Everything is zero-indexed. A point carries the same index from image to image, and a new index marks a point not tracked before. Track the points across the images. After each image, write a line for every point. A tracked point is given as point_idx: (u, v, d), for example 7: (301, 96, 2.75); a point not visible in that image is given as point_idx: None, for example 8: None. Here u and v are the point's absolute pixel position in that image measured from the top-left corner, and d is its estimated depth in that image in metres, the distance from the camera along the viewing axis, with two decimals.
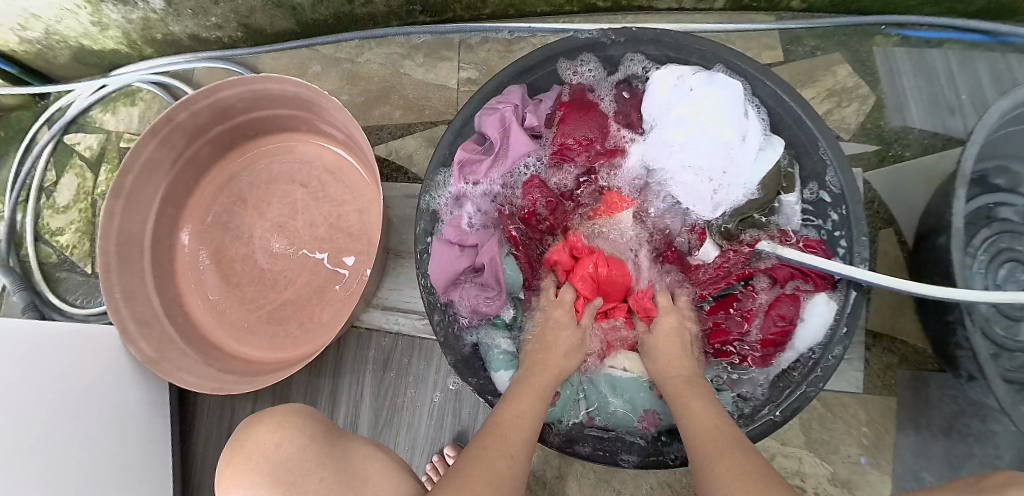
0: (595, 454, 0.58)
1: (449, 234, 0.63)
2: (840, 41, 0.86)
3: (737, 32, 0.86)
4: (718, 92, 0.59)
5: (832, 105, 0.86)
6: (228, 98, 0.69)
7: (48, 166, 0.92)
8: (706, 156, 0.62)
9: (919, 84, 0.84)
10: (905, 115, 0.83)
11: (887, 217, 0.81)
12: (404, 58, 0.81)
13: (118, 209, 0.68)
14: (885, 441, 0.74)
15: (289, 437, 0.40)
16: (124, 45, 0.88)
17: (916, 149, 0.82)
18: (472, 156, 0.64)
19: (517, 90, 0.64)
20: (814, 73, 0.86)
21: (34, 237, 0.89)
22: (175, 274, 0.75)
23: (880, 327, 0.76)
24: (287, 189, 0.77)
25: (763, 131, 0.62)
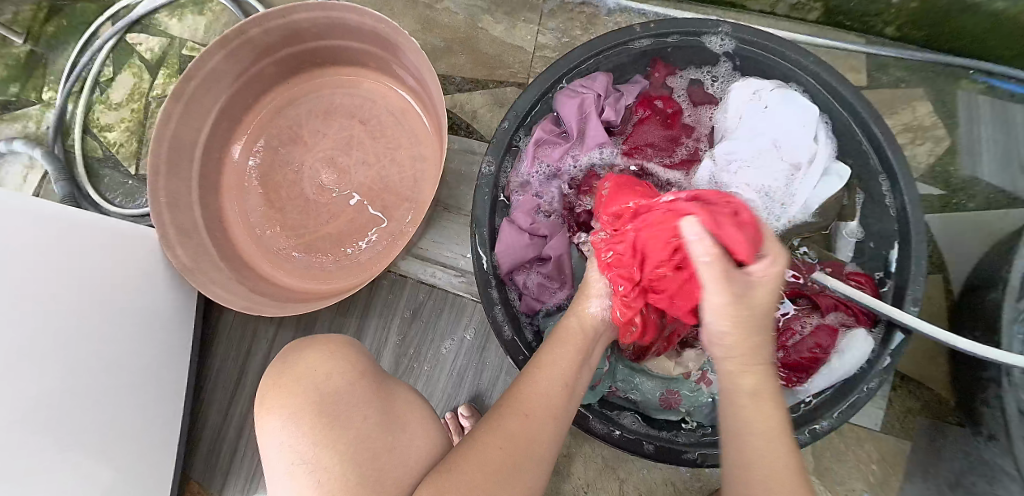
0: (623, 438, 0.53)
1: (519, 220, 0.60)
2: (928, 77, 0.82)
3: (823, 46, 0.83)
4: (793, 110, 0.58)
5: (904, 141, 0.83)
6: (303, 22, 0.68)
7: (106, 61, 0.91)
8: (772, 176, 0.59)
9: (995, 135, 0.80)
10: (976, 165, 0.80)
11: (938, 264, 0.79)
12: (482, 13, 0.80)
13: (176, 112, 0.67)
14: (892, 483, 0.73)
15: (338, 370, 0.40)
16: None
17: (980, 202, 0.78)
18: (547, 137, 0.62)
19: (601, 79, 0.62)
20: (894, 103, 0.83)
21: (82, 129, 0.88)
22: (220, 187, 0.74)
23: (908, 370, 0.74)
24: (344, 124, 0.76)
25: (828, 156, 0.60)
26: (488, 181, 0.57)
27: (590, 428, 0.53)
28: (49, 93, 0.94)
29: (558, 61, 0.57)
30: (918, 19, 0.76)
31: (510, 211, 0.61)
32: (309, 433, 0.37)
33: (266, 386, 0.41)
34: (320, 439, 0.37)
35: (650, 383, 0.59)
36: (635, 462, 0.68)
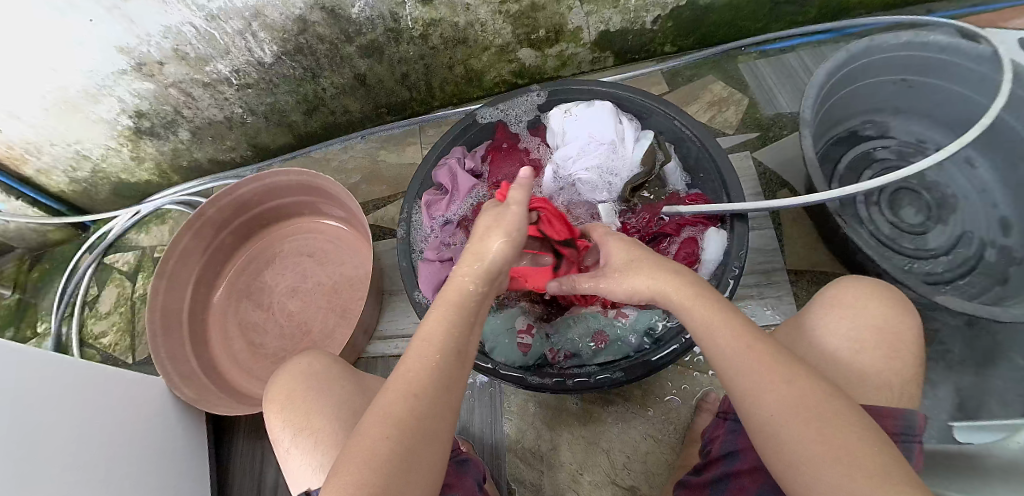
0: (550, 381, 0.63)
1: (429, 255, 0.76)
2: (713, 66, 1.08)
3: (630, 77, 1.08)
4: (594, 111, 0.77)
5: (713, 113, 1.05)
6: (246, 193, 0.90)
7: (90, 284, 1.10)
8: (599, 159, 0.77)
9: (781, 81, 1.05)
10: (775, 105, 1.03)
11: (781, 181, 0.97)
12: (379, 149, 1.07)
13: (161, 287, 0.85)
14: None
15: (312, 366, 0.59)
16: (155, 174, 1.11)
17: (791, 127, 1.01)
18: (434, 197, 0.79)
19: (458, 147, 0.83)
20: (694, 93, 1.07)
21: (79, 343, 1.03)
22: (207, 339, 0.90)
23: (802, 264, 0.87)
24: (297, 261, 0.95)
25: (635, 129, 0.79)
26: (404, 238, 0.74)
27: (529, 381, 0.62)
28: (43, 324, 1.10)
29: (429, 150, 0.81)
30: (681, 33, 1.03)
31: (423, 253, 0.76)
32: (296, 416, 0.55)
33: (275, 388, 0.59)
34: (308, 418, 0.55)
35: (576, 339, 0.73)
36: (611, 430, 0.76)
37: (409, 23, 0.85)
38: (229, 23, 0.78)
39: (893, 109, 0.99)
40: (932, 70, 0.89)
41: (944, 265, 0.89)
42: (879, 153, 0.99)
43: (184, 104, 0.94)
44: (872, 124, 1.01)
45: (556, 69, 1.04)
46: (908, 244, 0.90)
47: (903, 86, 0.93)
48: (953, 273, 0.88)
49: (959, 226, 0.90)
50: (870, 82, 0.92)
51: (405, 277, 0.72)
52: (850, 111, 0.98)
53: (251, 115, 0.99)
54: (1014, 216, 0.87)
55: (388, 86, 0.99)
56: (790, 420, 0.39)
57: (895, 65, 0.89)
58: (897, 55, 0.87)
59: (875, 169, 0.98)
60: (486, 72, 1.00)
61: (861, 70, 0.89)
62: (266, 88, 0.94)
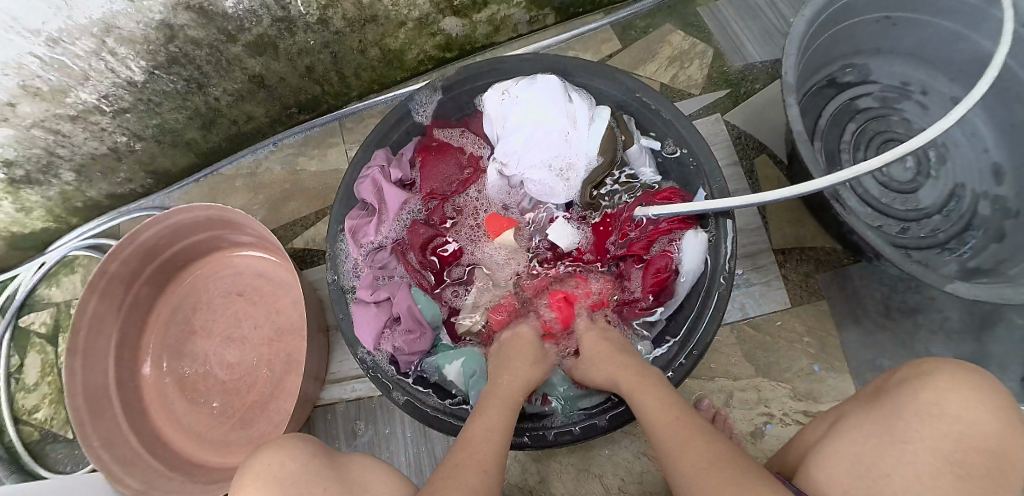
0: (532, 439, 0.58)
1: (363, 295, 0.66)
2: (668, 12, 0.93)
3: (572, 38, 0.92)
4: (538, 90, 0.64)
5: (675, 71, 0.91)
6: (149, 239, 0.77)
7: (10, 353, 0.97)
8: (550, 153, 0.66)
9: (748, 22, 0.91)
10: (743, 56, 0.90)
11: (757, 146, 0.86)
12: (298, 156, 0.91)
13: (78, 365, 0.73)
14: (831, 344, 0.78)
15: (288, 457, 0.46)
16: (51, 221, 0.96)
17: (764, 80, 0.88)
18: (358, 221, 0.68)
19: (381, 152, 0.69)
20: (651, 47, 0.92)
21: (11, 422, 0.93)
22: (147, 410, 0.81)
23: (786, 243, 0.81)
24: (226, 302, 0.84)
25: (589, 105, 0.67)
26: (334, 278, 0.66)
27: (509, 443, 0.58)
28: None
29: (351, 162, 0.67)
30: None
31: (355, 291, 0.67)
32: None
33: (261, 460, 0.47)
34: None
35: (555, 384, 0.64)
36: (602, 453, 0.72)
37: (299, 9, 0.69)
38: (77, 43, 0.63)
39: (874, 50, 0.88)
40: (917, 5, 0.79)
41: (938, 225, 0.81)
42: (861, 102, 0.89)
43: (56, 143, 0.78)
44: (853, 68, 0.89)
45: (489, 36, 0.88)
46: (901, 206, 0.82)
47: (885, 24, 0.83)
48: (950, 233, 0.80)
49: (951, 178, 0.82)
50: (851, 23, 0.81)
51: (343, 329, 0.65)
52: (831, 55, 0.85)
53: (138, 141, 0.84)
54: (1007, 162, 0.79)
55: (292, 84, 0.83)
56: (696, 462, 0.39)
57: (877, 1, 0.78)
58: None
59: (858, 120, 0.88)
60: (406, 51, 0.84)
61: (842, 12, 0.77)
62: (147, 108, 0.78)
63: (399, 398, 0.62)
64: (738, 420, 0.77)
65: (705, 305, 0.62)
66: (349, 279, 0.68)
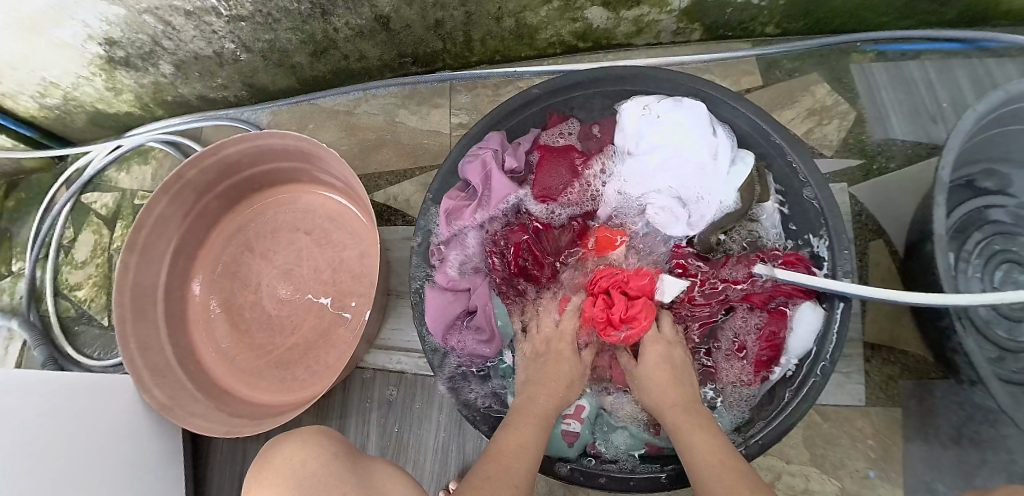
0: (575, 475, 0.56)
1: (440, 281, 0.64)
2: (819, 60, 0.86)
3: (711, 61, 0.86)
4: (682, 112, 0.59)
5: (812, 125, 0.85)
6: (233, 154, 0.74)
7: (65, 225, 0.97)
8: (680, 184, 0.61)
9: (897, 95, 0.84)
10: (887, 127, 0.83)
11: (876, 229, 0.80)
12: (398, 109, 0.89)
13: (132, 262, 0.72)
14: (894, 453, 0.71)
15: (313, 454, 0.43)
16: (136, 107, 0.94)
17: (901, 161, 0.81)
18: (456, 202, 0.65)
19: (495, 136, 0.65)
20: (793, 94, 0.86)
21: (53, 292, 0.93)
22: (187, 325, 0.79)
23: (879, 338, 0.74)
24: (290, 238, 0.81)
25: (732, 145, 0.61)
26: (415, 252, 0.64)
27: (554, 471, 0.56)
28: (19, 262, 1.00)
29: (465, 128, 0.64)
30: (793, 15, 0.80)
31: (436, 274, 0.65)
32: None
33: (291, 451, 0.43)
34: None
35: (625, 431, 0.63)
36: None
37: None
38: None
39: (1021, 162, 0.78)
40: None
41: None
42: (991, 213, 0.80)
43: (162, 34, 0.75)
44: (993, 175, 0.80)
45: (629, 36, 0.83)
46: (1005, 333, 0.73)
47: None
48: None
49: None
50: (1010, 129, 0.72)
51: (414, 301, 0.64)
52: (975, 156, 0.77)
53: (245, 52, 0.81)
54: None
55: (416, 33, 0.79)
56: (704, 459, 0.42)
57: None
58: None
59: (986, 233, 0.80)
60: (543, 30, 0.80)
61: (1004, 116, 0.69)
62: (263, 23, 0.74)
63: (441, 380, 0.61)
64: None
65: (801, 389, 0.56)
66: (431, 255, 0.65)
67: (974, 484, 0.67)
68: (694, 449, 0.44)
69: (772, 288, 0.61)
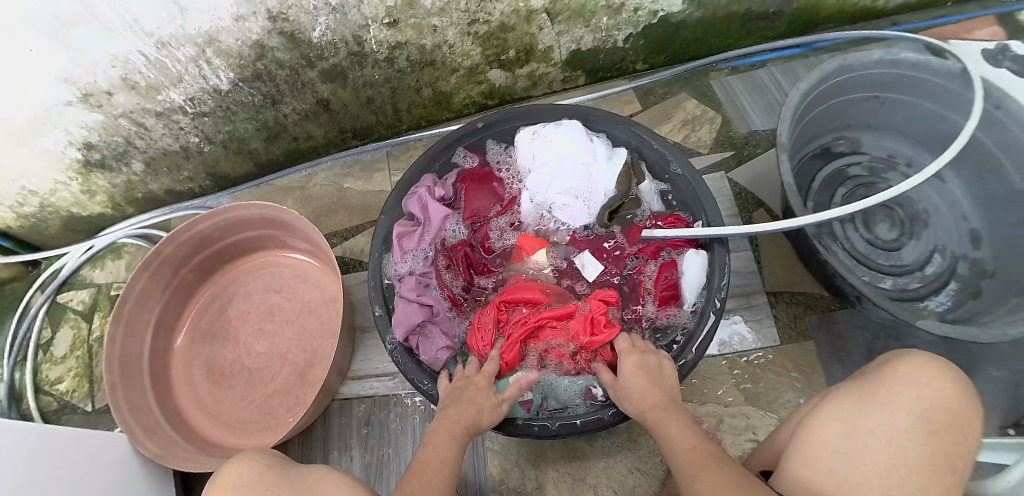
0: (538, 429, 0.66)
1: (405, 293, 0.74)
2: (685, 82, 1.04)
3: (599, 97, 1.04)
4: (562, 131, 0.76)
5: (687, 132, 1.01)
6: (206, 228, 0.86)
7: (43, 325, 1.03)
8: (574, 183, 0.77)
9: (753, 97, 1.02)
10: (749, 122, 1.00)
11: (756, 201, 0.94)
12: (346, 177, 1.03)
13: (118, 333, 0.80)
14: (817, 382, 0.82)
15: (249, 466, 0.51)
16: (109, 207, 1.05)
17: (765, 145, 0.97)
18: (406, 229, 0.78)
19: (428, 176, 0.81)
20: (667, 111, 1.03)
21: (34, 389, 0.98)
22: (172, 387, 0.86)
23: (778, 285, 0.89)
24: (263, 297, 0.91)
25: (607, 147, 0.79)
26: (374, 275, 0.75)
27: (515, 430, 0.66)
28: None
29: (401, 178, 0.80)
30: (653, 51, 1.00)
31: (396, 288, 0.76)
32: None
33: (232, 468, 0.51)
34: None
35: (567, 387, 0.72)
36: (597, 465, 0.78)
37: (373, 46, 0.83)
38: (181, 49, 0.76)
39: (864, 126, 1.00)
40: (901, 88, 0.90)
41: (916, 280, 0.91)
42: (851, 170, 1.00)
43: (135, 135, 0.89)
44: (845, 140, 1.01)
45: (527, 90, 1.02)
46: (884, 261, 0.91)
47: (875, 103, 0.94)
48: (925, 286, 0.90)
49: (931, 241, 0.92)
50: (844, 99, 0.93)
51: (379, 319, 0.74)
52: (825, 128, 0.98)
53: (208, 144, 0.95)
54: (982, 229, 0.89)
55: (353, 111, 0.96)
56: (681, 448, 0.49)
57: (868, 82, 0.90)
58: (869, 72, 0.87)
59: (848, 186, 0.99)
60: (456, 94, 0.98)
61: (834, 88, 0.89)
62: (223, 116, 0.90)
63: (412, 375, 0.72)
64: (728, 446, 0.80)
65: (704, 321, 0.68)
66: (391, 276, 0.77)
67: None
68: (674, 449, 0.50)
69: (662, 243, 0.76)
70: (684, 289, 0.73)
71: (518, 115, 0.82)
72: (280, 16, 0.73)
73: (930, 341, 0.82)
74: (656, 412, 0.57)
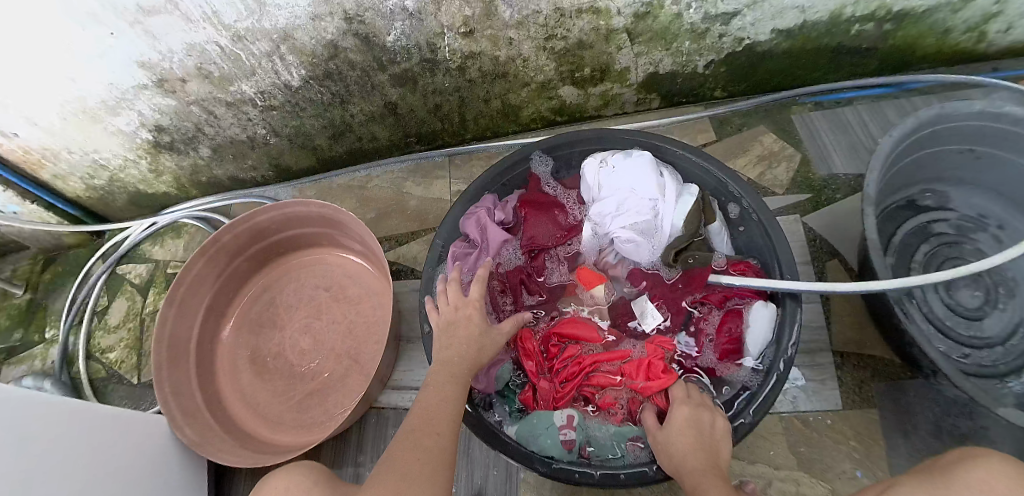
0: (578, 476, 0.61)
1: None
2: (764, 115, 0.98)
3: (674, 123, 0.99)
4: (630, 163, 0.72)
5: (763, 169, 0.94)
6: (263, 221, 0.86)
7: (101, 293, 1.07)
8: (638, 217, 0.70)
9: (836, 137, 0.94)
10: (829, 165, 0.92)
11: (830, 250, 0.86)
12: (405, 181, 1.02)
13: (171, 315, 0.82)
14: (877, 453, 0.72)
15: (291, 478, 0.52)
16: (173, 188, 1.08)
17: (846, 191, 0.89)
18: (461, 250, 0.76)
19: (488, 196, 0.79)
20: (743, 144, 0.97)
21: (85, 355, 1.01)
22: (216, 371, 0.87)
23: (846, 345, 0.79)
24: (310, 294, 0.91)
25: (678, 183, 0.73)
26: (426, 293, 0.73)
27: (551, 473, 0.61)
28: (53, 330, 1.09)
29: (463, 193, 0.77)
30: (734, 79, 0.95)
31: None
32: None
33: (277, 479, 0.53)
34: None
35: (610, 438, 0.67)
36: None
37: (445, 54, 0.83)
38: (256, 44, 0.77)
39: (955, 179, 0.89)
40: (1005, 144, 0.79)
41: (999, 356, 0.79)
42: (937, 226, 0.89)
43: (205, 122, 0.91)
44: (932, 193, 0.91)
45: (598, 109, 0.99)
46: (964, 331, 0.81)
47: (970, 156, 0.83)
48: (1011, 366, 0.77)
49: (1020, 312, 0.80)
50: (935, 150, 0.82)
51: (427, 340, 0.71)
52: (910, 180, 0.88)
53: (273, 136, 0.96)
54: None
55: (419, 116, 0.95)
56: None
57: (966, 132, 0.79)
58: (967, 124, 0.77)
59: (932, 243, 0.88)
60: (524, 108, 0.96)
61: (929, 137, 0.79)
62: (291, 111, 0.91)
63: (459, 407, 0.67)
64: None
65: (769, 382, 0.62)
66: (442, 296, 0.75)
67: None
68: None
69: (730, 291, 0.71)
70: (748, 343, 0.67)
71: (589, 139, 0.78)
72: (356, 18, 0.73)
73: (1007, 426, 0.69)
74: (698, 474, 0.51)
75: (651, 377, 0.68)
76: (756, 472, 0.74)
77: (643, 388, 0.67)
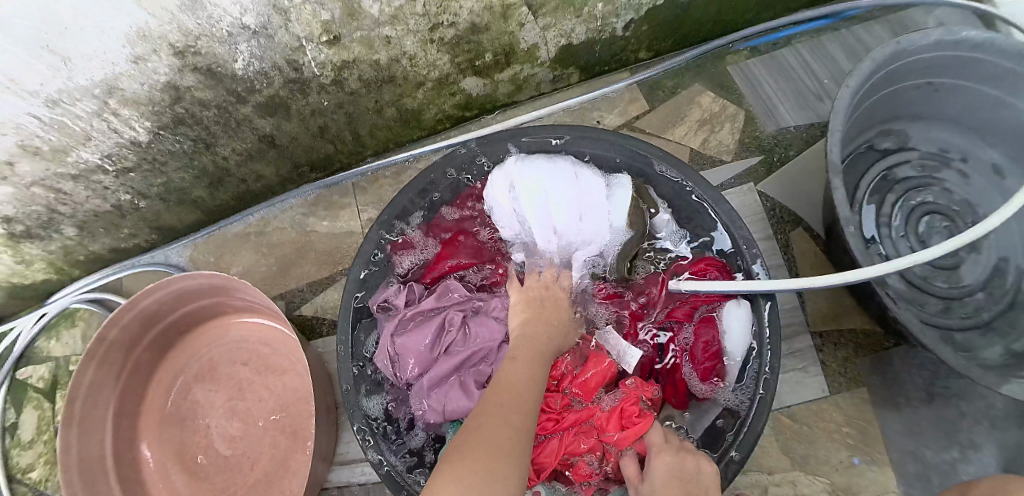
0: None
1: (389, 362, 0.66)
2: (698, 70, 0.86)
3: (598, 96, 0.86)
4: (537, 173, 0.62)
5: (706, 135, 0.83)
6: (151, 304, 0.73)
7: (5, 407, 0.94)
8: (581, 229, 0.63)
9: (779, 84, 0.84)
10: (777, 118, 0.82)
11: (794, 218, 0.78)
12: (309, 217, 0.89)
13: (74, 437, 0.69)
14: (871, 435, 0.70)
15: None
16: (52, 273, 0.93)
17: (800, 145, 0.80)
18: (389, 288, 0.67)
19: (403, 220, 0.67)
20: (680, 109, 0.85)
21: (5, 481, 0.90)
22: (144, 484, 0.77)
23: (823, 323, 0.75)
24: (230, 371, 0.80)
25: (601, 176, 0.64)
26: (344, 357, 0.61)
27: None
28: None
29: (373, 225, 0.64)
30: (659, 35, 0.82)
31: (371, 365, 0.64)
32: None
33: None
34: None
35: None
36: None
37: (313, 70, 0.67)
38: (79, 104, 0.61)
39: (913, 115, 0.80)
40: (963, 71, 0.71)
41: (981, 304, 0.74)
42: (901, 170, 0.81)
43: (57, 201, 0.75)
44: (891, 133, 0.81)
45: (512, 95, 0.86)
46: (943, 284, 0.75)
47: (928, 90, 0.75)
48: (995, 313, 0.73)
49: (993, 252, 0.75)
50: (893, 89, 0.73)
51: (352, 415, 0.60)
52: (870, 121, 0.77)
53: (141, 199, 0.82)
54: None
55: (304, 143, 0.81)
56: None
57: (920, 68, 0.70)
58: (923, 57, 0.68)
59: (898, 192, 0.79)
60: (425, 111, 0.83)
61: (884, 78, 0.69)
62: (151, 168, 0.76)
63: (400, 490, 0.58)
64: None
65: (754, 405, 0.55)
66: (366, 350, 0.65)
67: (959, 439, 0.68)
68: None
69: (695, 300, 0.66)
70: (727, 352, 0.61)
71: (502, 144, 0.67)
72: (188, 50, 0.58)
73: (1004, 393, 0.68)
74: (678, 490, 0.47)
75: (626, 419, 0.57)
76: (749, 481, 0.70)
77: (618, 431, 0.57)
